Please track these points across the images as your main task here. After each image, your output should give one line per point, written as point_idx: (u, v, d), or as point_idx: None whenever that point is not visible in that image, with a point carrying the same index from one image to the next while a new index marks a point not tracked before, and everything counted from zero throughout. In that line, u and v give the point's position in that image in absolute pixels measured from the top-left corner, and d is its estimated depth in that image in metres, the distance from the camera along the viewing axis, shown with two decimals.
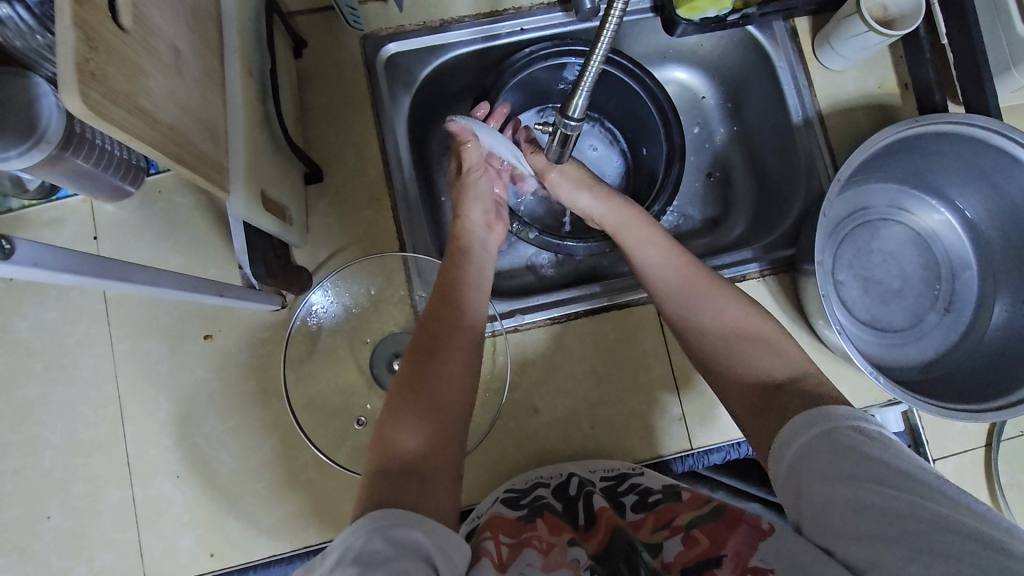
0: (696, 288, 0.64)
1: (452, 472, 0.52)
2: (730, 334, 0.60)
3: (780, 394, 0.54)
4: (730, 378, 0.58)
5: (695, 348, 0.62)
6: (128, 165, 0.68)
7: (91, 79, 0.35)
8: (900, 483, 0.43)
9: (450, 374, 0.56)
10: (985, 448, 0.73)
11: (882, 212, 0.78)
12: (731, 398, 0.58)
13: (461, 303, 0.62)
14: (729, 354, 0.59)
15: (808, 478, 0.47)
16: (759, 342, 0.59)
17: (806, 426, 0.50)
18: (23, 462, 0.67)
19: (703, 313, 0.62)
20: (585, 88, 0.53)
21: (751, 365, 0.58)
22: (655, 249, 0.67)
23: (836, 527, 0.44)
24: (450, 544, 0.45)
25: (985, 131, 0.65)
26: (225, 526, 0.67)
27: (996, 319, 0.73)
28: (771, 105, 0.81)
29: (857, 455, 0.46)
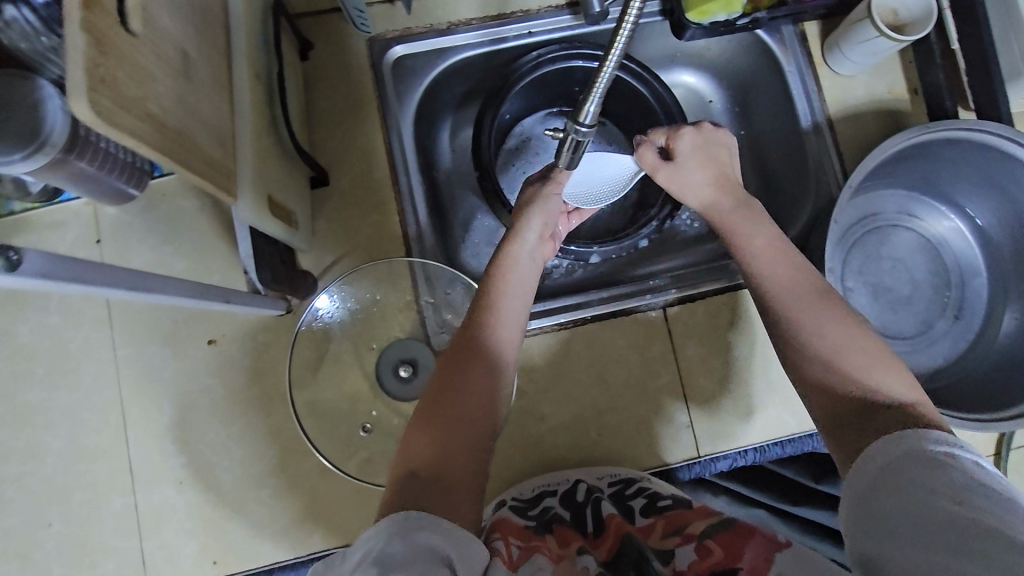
0: (805, 294, 0.55)
1: (478, 482, 0.50)
2: (840, 346, 0.52)
3: (883, 412, 0.48)
4: (823, 385, 0.51)
5: (797, 348, 0.53)
6: (133, 168, 0.67)
7: (100, 84, 0.35)
8: (959, 497, 0.40)
9: (481, 383, 0.56)
10: (995, 456, 0.73)
11: (892, 218, 0.78)
12: (819, 399, 0.51)
13: (499, 314, 0.60)
14: (833, 367, 0.51)
15: (870, 486, 0.44)
16: (871, 354, 0.51)
17: (887, 450, 0.44)
18: (24, 468, 0.67)
19: (810, 323, 0.53)
20: (597, 94, 0.52)
21: (865, 378, 0.50)
22: (754, 240, 0.59)
23: (882, 534, 0.42)
24: (470, 548, 0.43)
25: (997, 137, 0.64)
26: (228, 533, 0.66)
27: (1007, 327, 0.72)
28: (780, 110, 0.80)
29: (924, 467, 0.42)
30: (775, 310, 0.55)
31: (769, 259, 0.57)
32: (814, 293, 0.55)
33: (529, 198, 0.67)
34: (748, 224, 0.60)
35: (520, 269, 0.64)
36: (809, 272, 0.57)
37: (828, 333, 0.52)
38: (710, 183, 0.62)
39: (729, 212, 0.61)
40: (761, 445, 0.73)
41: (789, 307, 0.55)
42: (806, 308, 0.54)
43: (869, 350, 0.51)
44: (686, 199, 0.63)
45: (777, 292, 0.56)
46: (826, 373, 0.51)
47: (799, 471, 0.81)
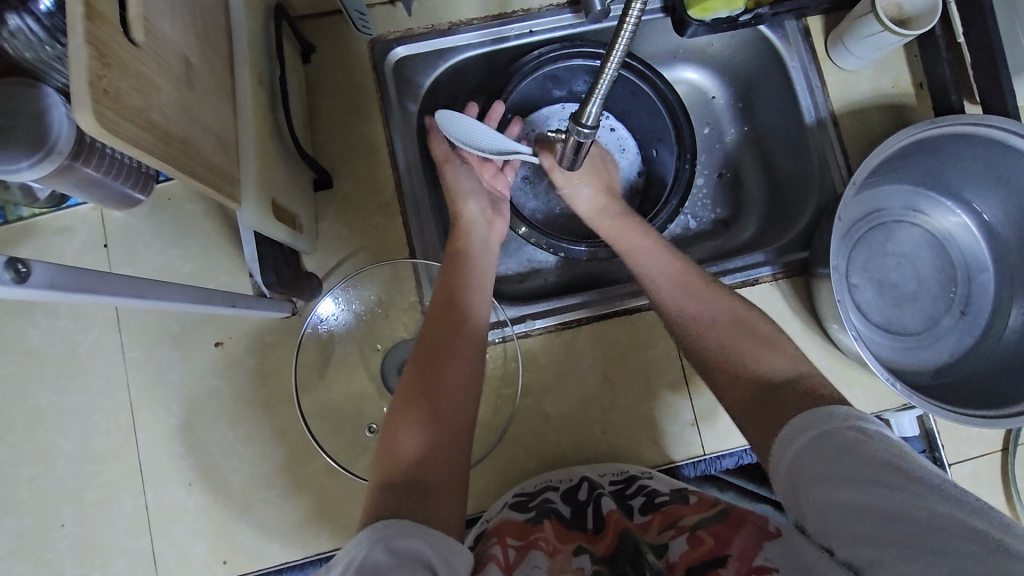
0: (691, 287, 0.65)
1: (458, 478, 0.52)
2: (730, 332, 0.62)
3: (778, 393, 0.55)
4: (723, 369, 0.60)
5: (699, 343, 0.63)
6: (138, 173, 0.67)
7: (104, 95, 0.35)
8: (925, 493, 0.40)
9: (455, 378, 0.57)
10: (1002, 452, 0.73)
11: (897, 214, 0.77)
12: (728, 394, 0.58)
13: (461, 311, 0.62)
14: (727, 353, 0.60)
15: (810, 477, 0.46)
16: (755, 340, 0.60)
17: (806, 428, 0.49)
18: (37, 470, 0.68)
19: (701, 320, 0.63)
20: (599, 95, 0.52)
21: (752, 363, 0.58)
22: (653, 250, 0.69)
23: (841, 531, 0.42)
24: (451, 552, 0.44)
25: (1002, 131, 0.64)
26: (237, 533, 0.67)
27: (1013, 323, 0.71)
28: (783, 106, 0.80)
29: (876, 463, 0.43)
30: (672, 318, 0.65)
31: (655, 260, 0.68)
32: (705, 290, 0.65)
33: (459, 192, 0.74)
34: (635, 233, 0.72)
35: (478, 268, 0.67)
36: (695, 269, 0.67)
37: (721, 320, 0.63)
38: (595, 191, 0.76)
39: (638, 224, 0.72)
40: None
41: (687, 308, 0.64)
42: (702, 306, 0.64)
43: (756, 335, 0.61)
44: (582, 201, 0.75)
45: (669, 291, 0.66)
46: (723, 355, 0.60)
47: None
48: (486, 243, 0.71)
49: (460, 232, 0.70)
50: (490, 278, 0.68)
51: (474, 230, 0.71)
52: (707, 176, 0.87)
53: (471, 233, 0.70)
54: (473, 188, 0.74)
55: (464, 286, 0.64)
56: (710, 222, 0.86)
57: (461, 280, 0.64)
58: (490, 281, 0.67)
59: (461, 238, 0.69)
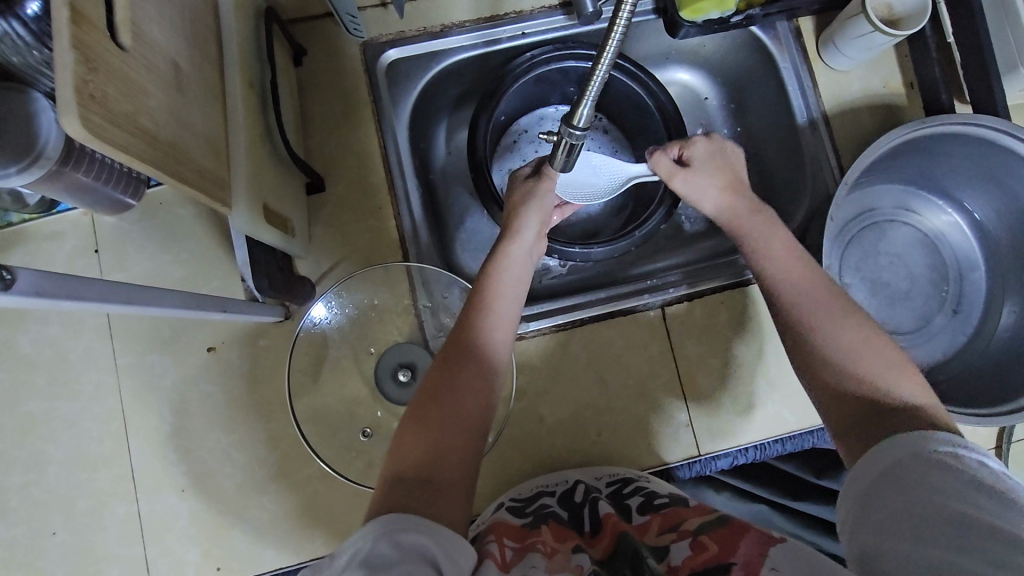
0: (814, 290, 0.59)
1: (467, 481, 0.51)
2: (856, 347, 0.55)
3: (891, 414, 0.51)
4: (833, 379, 0.55)
5: (817, 350, 0.56)
6: (129, 177, 0.67)
7: (90, 101, 0.35)
8: (983, 505, 0.41)
9: (475, 387, 0.56)
10: (995, 450, 0.73)
11: (889, 214, 0.78)
12: (829, 400, 0.54)
13: (487, 318, 0.60)
14: (844, 364, 0.55)
15: (875, 478, 0.47)
16: (886, 356, 0.55)
17: (897, 448, 0.47)
18: (28, 478, 0.67)
19: (827, 322, 0.57)
20: (590, 97, 0.52)
21: (870, 380, 0.53)
22: (774, 248, 0.63)
23: (887, 527, 0.44)
24: (456, 549, 0.44)
25: (993, 130, 0.64)
26: (231, 539, 0.67)
27: (1005, 321, 0.72)
28: (775, 107, 0.80)
29: (939, 470, 0.44)
30: (792, 317, 0.59)
31: (776, 254, 0.62)
32: (827, 300, 0.59)
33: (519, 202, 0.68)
34: (762, 233, 0.64)
35: (511, 272, 0.64)
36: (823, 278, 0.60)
37: (846, 333, 0.56)
38: (723, 189, 0.67)
39: (752, 220, 0.65)
40: (761, 443, 0.73)
41: (806, 312, 0.58)
42: (820, 311, 0.58)
43: (882, 354, 0.55)
44: (702, 202, 0.68)
45: (785, 292, 0.60)
46: (841, 365, 0.55)
47: (799, 467, 0.81)
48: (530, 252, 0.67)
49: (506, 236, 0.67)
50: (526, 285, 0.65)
51: (524, 237, 0.67)
52: None
53: (519, 240, 0.66)
54: (540, 200, 0.67)
55: (493, 293, 0.62)
56: (703, 222, 0.86)
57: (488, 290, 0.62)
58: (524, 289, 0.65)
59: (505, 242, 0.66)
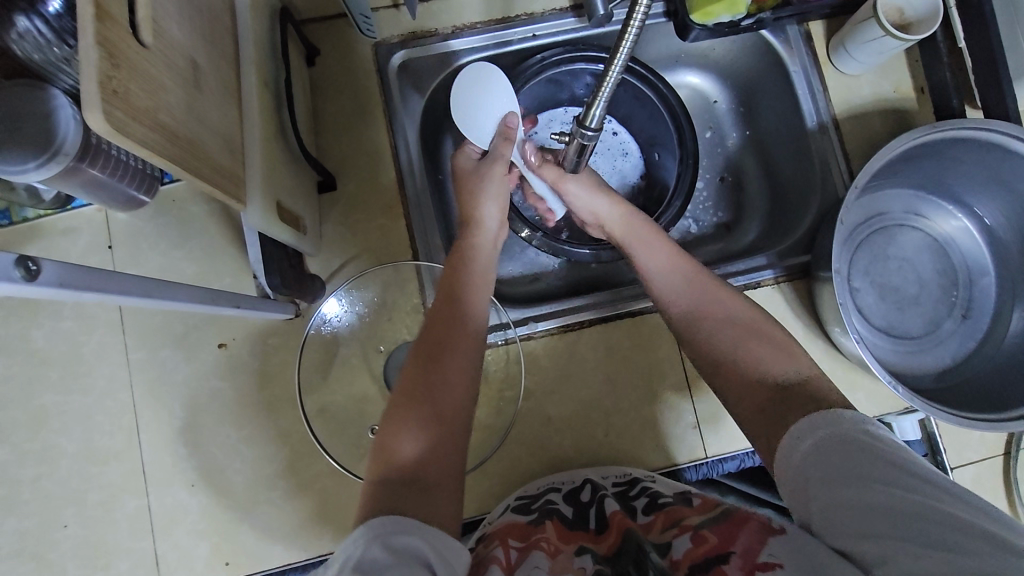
0: (700, 285, 0.64)
1: (456, 475, 0.52)
2: (738, 334, 0.60)
3: (785, 396, 0.53)
4: (730, 374, 0.58)
5: (703, 345, 0.61)
6: (144, 174, 0.68)
7: (113, 96, 0.35)
8: (919, 487, 0.41)
9: (454, 374, 0.57)
10: (1004, 456, 0.73)
11: (898, 218, 0.78)
12: (735, 399, 0.57)
13: (463, 308, 0.61)
14: (732, 355, 0.59)
15: (814, 473, 0.46)
16: (767, 346, 0.58)
17: (809, 429, 0.49)
18: (40, 470, 0.68)
19: (706, 322, 0.61)
20: (603, 98, 0.52)
21: (758, 366, 0.57)
22: (659, 248, 0.67)
23: (839, 526, 0.43)
24: (447, 548, 0.44)
25: (1003, 136, 0.64)
26: (239, 535, 0.67)
27: (1015, 326, 0.71)
28: (784, 110, 0.80)
29: (873, 457, 0.44)
30: (681, 315, 0.63)
31: (660, 256, 0.67)
32: (713, 288, 0.64)
33: (474, 188, 0.69)
34: (649, 236, 0.69)
35: (481, 262, 0.66)
36: (705, 270, 0.66)
37: (734, 319, 0.61)
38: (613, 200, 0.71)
39: (643, 225, 0.70)
40: None
41: (696, 307, 0.63)
42: (703, 304, 0.63)
43: (761, 338, 0.59)
44: (600, 206, 0.71)
45: (673, 290, 0.64)
46: (729, 356, 0.59)
47: None
48: (494, 240, 0.69)
49: (470, 228, 0.69)
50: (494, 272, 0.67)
51: (488, 226, 0.69)
52: (708, 179, 0.87)
53: (483, 229, 0.68)
54: (498, 182, 0.68)
55: (467, 282, 0.63)
56: (712, 225, 0.86)
57: (461, 280, 0.63)
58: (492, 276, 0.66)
59: (472, 234, 0.68)
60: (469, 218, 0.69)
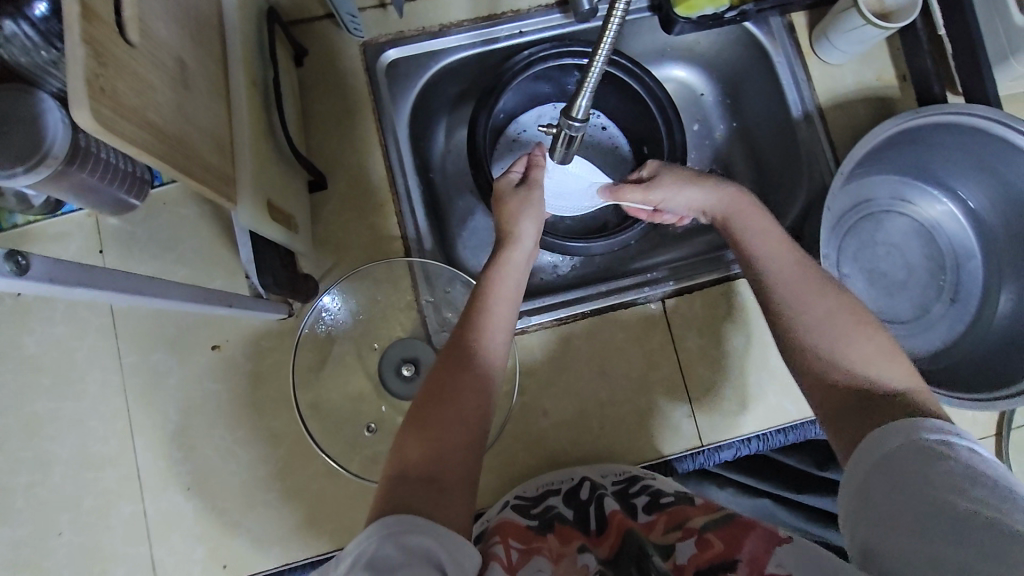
0: (807, 277, 0.57)
1: (471, 480, 0.51)
2: (849, 331, 0.54)
3: (876, 403, 0.50)
4: (823, 372, 0.53)
5: (800, 337, 0.55)
6: (133, 178, 0.68)
7: (101, 94, 0.35)
8: (976, 496, 0.40)
9: (480, 385, 0.56)
10: (995, 437, 0.74)
11: (885, 205, 0.78)
12: (822, 394, 0.52)
13: (490, 320, 0.60)
14: (832, 352, 0.53)
15: (867, 473, 0.46)
16: (873, 345, 0.53)
17: (888, 436, 0.46)
18: (34, 478, 0.68)
19: (803, 309, 0.56)
20: (588, 90, 0.52)
21: (863, 368, 0.52)
22: (754, 235, 0.61)
23: (879, 525, 0.43)
24: (460, 552, 0.44)
25: (985, 120, 0.65)
26: (237, 537, 0.67)
27: (1003, 308, 0.72)
28: (770, 101, 0.81)
29: (932, 462, 0.43)
30: (769, 302, 0.58)
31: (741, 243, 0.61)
32: (813, 280, 0.57)
33: (512, 203, 0.67)
34: (744, 220, 0.62)
35: (511, 272, 0.64)
36: (812, 265, 0.59)
37: (838, 316, 0.54)
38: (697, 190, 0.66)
39: (739, 206, 0.64)
40: (763, 434, 0.73)
41: (788, 295, 0.57)
42: (810, 293, 0.56)
43: (870, 340, 0.53)
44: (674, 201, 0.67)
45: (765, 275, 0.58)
46: (832, 355, 0.53)
47: (802, 459, 0.81)
48: (529, 253, 0.67)
49: (506, 241, 0.66)
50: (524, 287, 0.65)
51: (523, 240, 0.66)
52: (697, 172, 0.88)
53: (519, 242, 0.66)
54: (534, 201, 0.68)
55: (496, 293, 0.62)
56: None
57: (491, 287, 0.62)
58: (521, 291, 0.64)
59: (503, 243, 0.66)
60: (506, 229, 0.67)
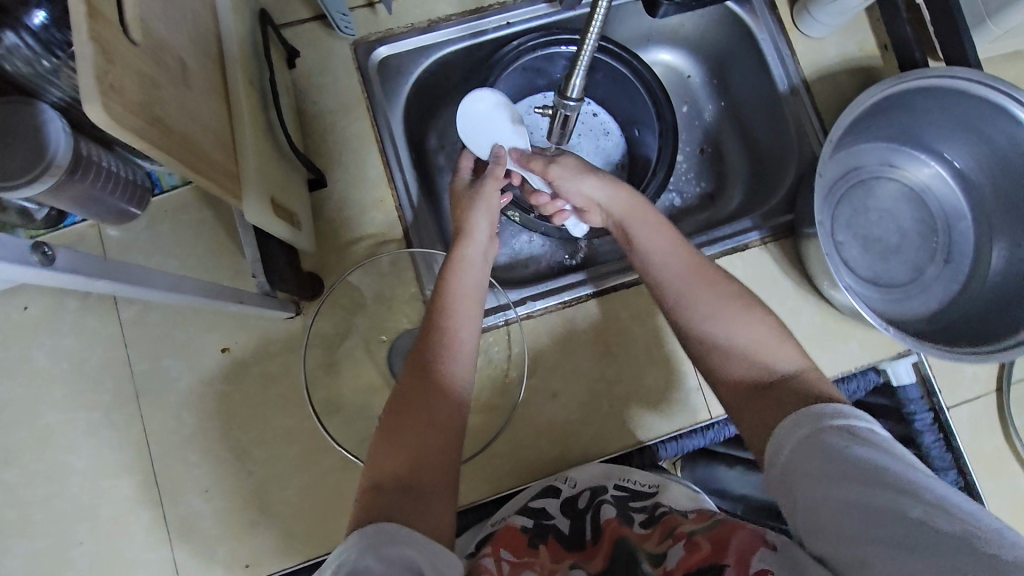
0: (700, 272, 0.62)
1: (448, 483, 0.53)
2: (724, 327, 0.59)
3: (777, 389, 0.54)
4: (726, 366, 0.58)
5: (698, 332, 0.60)
6: (133, 186, 0.69)
7: (110, 91, 0.36)
8: (907, 494, 0.41)
9: (447, 384, 0.57)
10: (996, 392, 0.75)
11: (875, 171, 0.80)
12: (726, 386, 0.57)
13: (454, 322, 0.61)
14: (721, 346, 0.58)
15: (798, 473, 0.47)
16: (761, 330, 0.58)
17: (795, 426, 0.49)
18: (51, 490, 0.68)
19: (698, 303, 0.61)
20: (583, 66, 0.55)
21: (756, 357, 0.57)
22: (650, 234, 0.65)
23: (824, 528, 0.44)
24: (442, 559, 0.45)
25: (966, 82, 0.67)
26: (257, 536, 0.68)
27: (995, 265, 0.74)
28: (756, 78, 0.83)
29: (854, 462, 0.44)
30: (665, 295, 0.63)
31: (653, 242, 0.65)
32: (706, 273, 0.62)
33: (466, 206, 0.69)
34: (643, 223, 0.66)
35: (472, 273, 0.65)
36: (704, 258, 0.64)
37: (717, 310, 0.60)
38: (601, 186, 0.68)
39: (637, 208, 0.67)
40: None
41: (679, 290, 0.62)
42: (687, 286, 0.62)
43: (759, 326, 0.58)
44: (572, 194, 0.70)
45: (663, 272, 0.63)
46: (723, 348, 0.58)
47: None
48: (487, 251, 0.68)
49: (460, 237, 0.67)
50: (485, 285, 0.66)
51: (478, 238, 0.67)
52: (689, 152, 0.90)
53: (473, 241, 0.67)
54: (485, 200, 0.69)
55: (456, 295, 0.63)
56: (697, 196, 0.88)
57: (452, 290, 0.63)
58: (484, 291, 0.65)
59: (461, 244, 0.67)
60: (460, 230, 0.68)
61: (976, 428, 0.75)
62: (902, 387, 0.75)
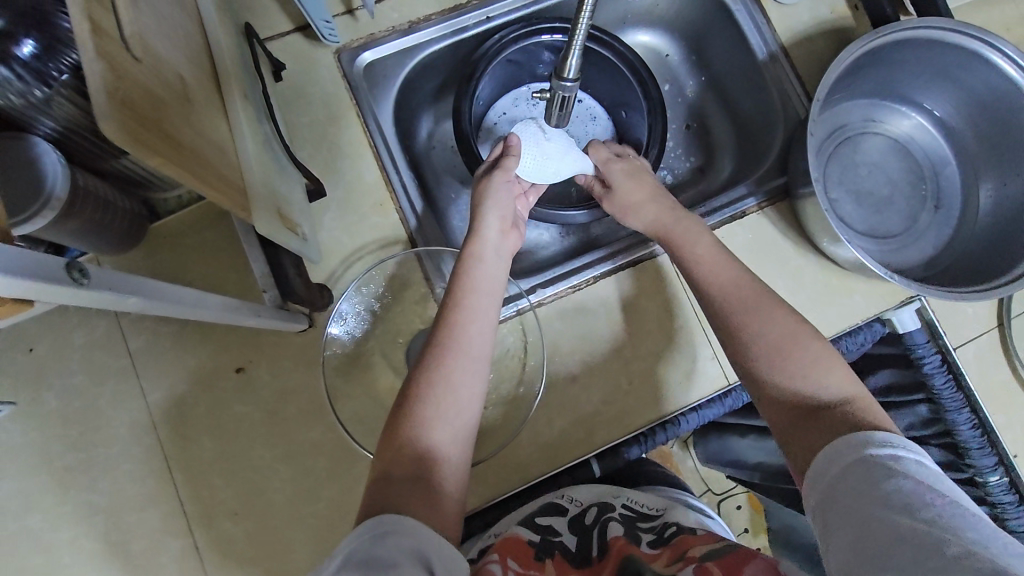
0: (742, 287, 0.63)
1: (454, 483, 0.54)
2: (771, 355, 0.58)
3: (825, 413, 0.53)
4: (776, 389, 0.56)
5: (747, 357, 0.59)
6: (131, 214, 0.68)
7: (122, 105, 0.36)
8: (933, 520, 0.40)
9: (460, 386, 0.57)
10: (998, 327, 0.78)
11: (859, 127, 0.82)
12: (772, 409, 0.56)
13: (465, 320, 0.61)
14: (772, 371, 0.57)
15: (830, 486, 0.47)
16: (810, 355, 0.57)
17: (843, 447, 0.48)
18: (76, 531, 0.67)
19: (747, 323, 0.60)
20: (576, 49, 0.55)
21: (806, 381, 0.55)
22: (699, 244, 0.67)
23: (833, 527, 0.45)
24: (448, 554, 0.45)
25: (940, 31, 0.69)
26: (292, 553, 0.67)
27: (984, 205, 0.77)
28: (735, 49, 0.84)
29: (889, 477, 0.44)
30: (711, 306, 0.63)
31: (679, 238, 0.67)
32: (755, 297, 0.62)
33: (478, 199, 0.69)
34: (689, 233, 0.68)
35: (483, 270, 0.65)
36: (762, 285, 0.63)
37: (772, 329, 0.59)
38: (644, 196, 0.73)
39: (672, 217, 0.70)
40: None
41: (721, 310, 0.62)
42: (743, 309, 0.61)
43: (810, 345, 0.57)
44: (629, 217, 0.74)
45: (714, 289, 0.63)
46: (772, 374, 0.57)
47: None
48: (498, 247, 0.68)
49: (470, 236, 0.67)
50: (499, 282, 0.65)
51: (485, 234, 0.67)
52: (676, 128, 0.92)
53: (483, 235, 0.67)
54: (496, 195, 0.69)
55: (467, 292, 0.63)
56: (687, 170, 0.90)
57: (462, 287, 0.63)
58: (496, 291, 0.64)
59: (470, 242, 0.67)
60: (472, 228, 0.68)
61: (983, 364, 0.77)
62: (908, 333, 0.76)
